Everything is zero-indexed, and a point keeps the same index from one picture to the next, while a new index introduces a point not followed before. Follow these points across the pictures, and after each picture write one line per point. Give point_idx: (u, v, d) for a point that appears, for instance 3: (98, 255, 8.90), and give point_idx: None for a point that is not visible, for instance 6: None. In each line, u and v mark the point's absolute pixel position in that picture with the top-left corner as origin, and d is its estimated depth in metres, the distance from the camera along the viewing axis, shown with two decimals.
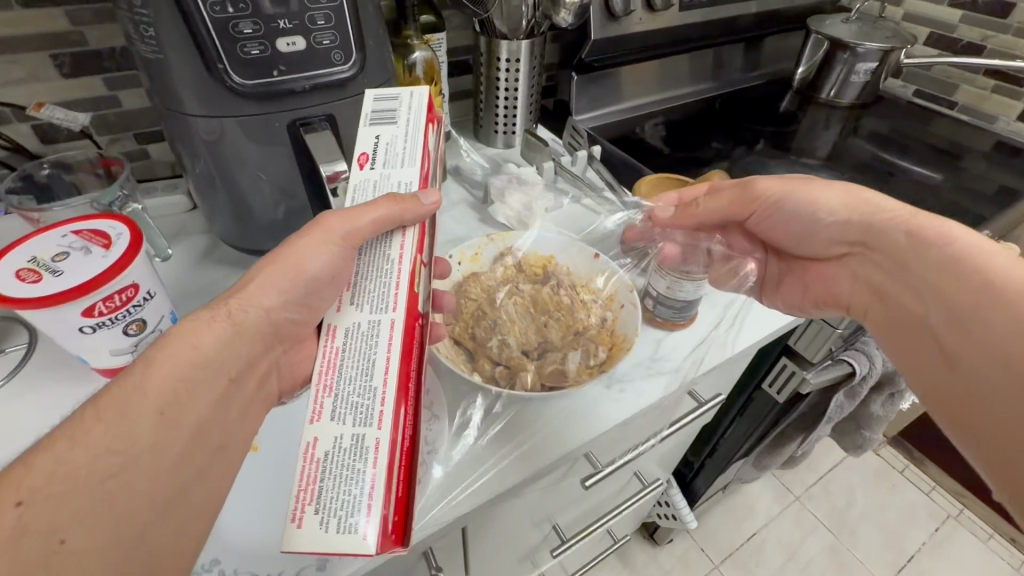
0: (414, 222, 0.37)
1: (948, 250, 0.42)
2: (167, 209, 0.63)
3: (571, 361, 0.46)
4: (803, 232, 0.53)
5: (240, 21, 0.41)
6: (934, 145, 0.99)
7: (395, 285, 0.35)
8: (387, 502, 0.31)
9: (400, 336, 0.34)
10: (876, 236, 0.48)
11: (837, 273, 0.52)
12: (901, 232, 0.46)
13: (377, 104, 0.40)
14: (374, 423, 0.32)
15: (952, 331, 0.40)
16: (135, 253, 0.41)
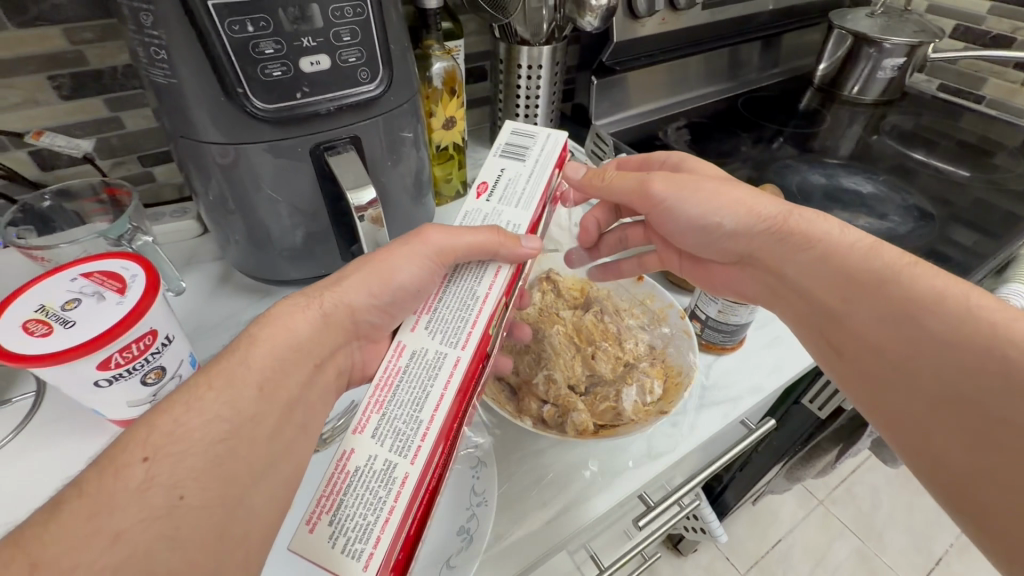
0: (508, 262, 0.37)
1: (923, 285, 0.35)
2: (177, 236, 0.59)
3: (626, 398, 0.42)
4: (698, 233, 0.46)
5: (261, 40, 0.37)
6: (964, 141, 0.96)
7: (470, 324, 0.35)
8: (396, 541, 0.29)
9: (461, 376, 0.34)
10: (794, 258, 0.41)
11: (738, 277, 0.46)
12: (832, 252, 0.39)
13: (513, 138, 0.42)
14: (410, 454, 0.31)
15: (906, 380, 0.35)
16: (153, 296, 0.38)
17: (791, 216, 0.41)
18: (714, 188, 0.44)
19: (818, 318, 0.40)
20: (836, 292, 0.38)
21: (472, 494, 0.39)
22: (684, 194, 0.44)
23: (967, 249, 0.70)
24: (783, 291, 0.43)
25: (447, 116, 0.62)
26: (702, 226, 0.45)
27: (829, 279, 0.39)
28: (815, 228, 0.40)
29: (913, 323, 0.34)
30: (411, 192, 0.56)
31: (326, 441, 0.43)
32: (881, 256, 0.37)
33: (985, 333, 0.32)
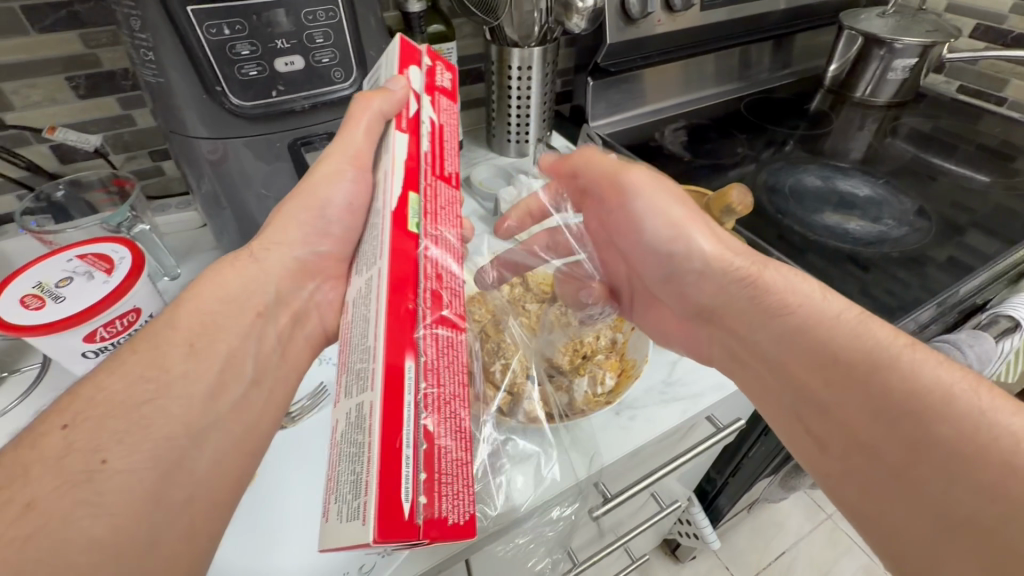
0: (392, 113, 0.36)
1: (896, 358, 0.32)
2: (179, 226, 0.64)
3: (578, 388, 0.45)
4: (664, 274, 0.46)
5: (237, 42, 0.40)
6: (981, 145, 0.92)
7: (382, 235, 0.30)
8: (393, 486, 0.24)
9: (388, 284, 0.28)
10: (759, 328, 0.39)
11: (707, 335, 0.45)
12: (799, 326, 0.37)
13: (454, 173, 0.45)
14: (369, 386, 0.26)
15: (907, 469, 0.30)
16: (136, 277, 0.41)
17: (756, 275, 0.40)
18: (656, 212, 0.44)
19: (790, 397, 0.37)
20: (818, 370, 0.35)
21: None
22: (637, 197, 0.44)
23: (970, 256, 0.67)
24: (748, 358, 0.41)
25: None
26: (669, 251, 0.44)
27: (811, 354, 0.36)
28: (790, 288, 0.38)
29: (890, 400, 0.31)
30: None
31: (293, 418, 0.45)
32: (863, 334, 0.34)
33: (930, 402, 0.30)
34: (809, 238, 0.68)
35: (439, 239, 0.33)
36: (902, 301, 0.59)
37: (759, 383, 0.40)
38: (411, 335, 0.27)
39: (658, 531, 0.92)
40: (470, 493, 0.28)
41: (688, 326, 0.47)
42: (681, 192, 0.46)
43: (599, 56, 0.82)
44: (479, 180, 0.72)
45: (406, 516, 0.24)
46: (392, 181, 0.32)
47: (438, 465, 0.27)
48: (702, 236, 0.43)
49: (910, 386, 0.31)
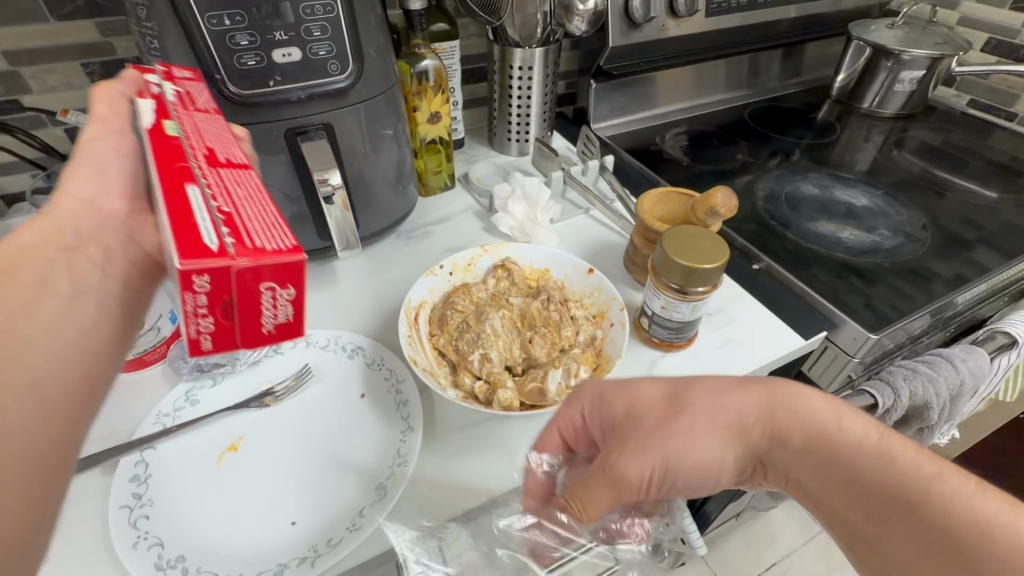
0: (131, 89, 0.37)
1: (924, 483, 0.32)
2: None
3: (551, 380, 0.44)
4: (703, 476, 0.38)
5: (237, 33, 0.42)
6: (988, 159, 0.91)
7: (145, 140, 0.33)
8: (201, 245, 0.27)
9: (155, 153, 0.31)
10: (803, 465, 0.36)
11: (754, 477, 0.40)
12: (839, 468, 0.34)
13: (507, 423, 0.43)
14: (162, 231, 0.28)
15: None
16: None
17: (786, 429, 0.36)
18: (669, 412, 0.37)
19: (839, 530, 0.36)
20: (871, 516, 0.33)
21: (396, 455, 0.42)
22: (641, 414, 0.37)
23: (968, 270, 0.67)
24: (786, 490, 0.39)
25: (432, 111, 0.66)
26: (704, 450, 0.37)
27: (855, 499, 0.34)
28: (810, 418, 0.36)
29: (928, 528, 0.31)
30: (391, 180, 0.59)
31: (277, 396, 0.47)
32: (893, 465, 0.33)
33: (973, 539, 0.30)
34: (803, 246, 0.68)
35: (197, 126, 0.35)
36: (893, 311, 0.59)
37: (806, 514, 0.38)
38: (177, 164, 0.30)
39: None
40: (289, 235, 0.30)
41: (724, 479, 0.42)
42: (660, 395, 0.38)
43: (601, 59, 0.83)
44: (478, 177, 0.74)
45: (223, 252, 0.27)
46: (142, 117, 0.34)
47: (242, 225, 0.29)
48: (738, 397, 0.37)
49: (948, 504, 0.31)
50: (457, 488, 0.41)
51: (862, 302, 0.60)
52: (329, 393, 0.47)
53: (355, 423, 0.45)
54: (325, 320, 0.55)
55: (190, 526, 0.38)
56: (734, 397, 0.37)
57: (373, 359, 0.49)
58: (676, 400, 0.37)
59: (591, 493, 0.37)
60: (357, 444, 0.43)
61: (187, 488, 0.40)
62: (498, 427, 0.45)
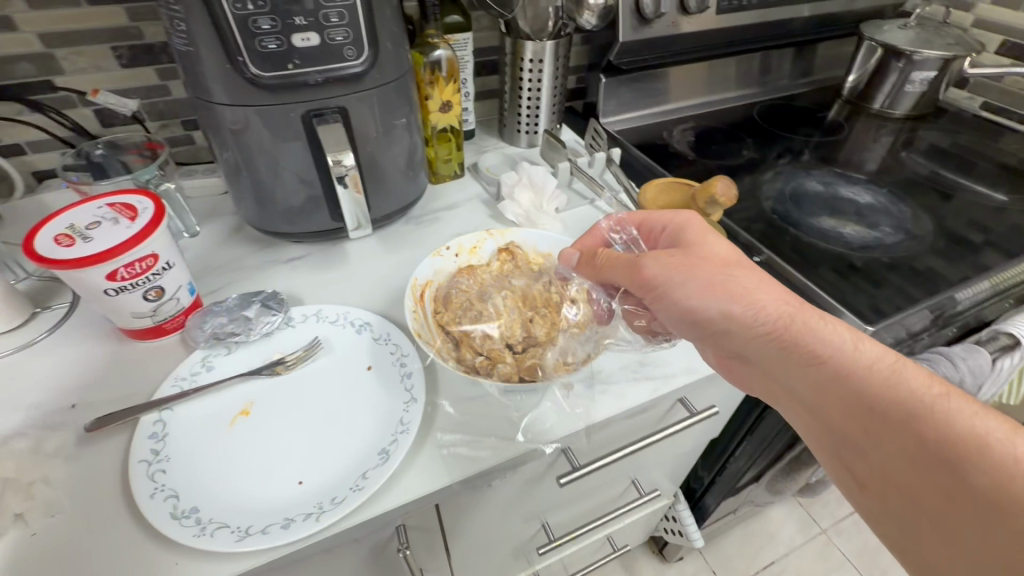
0: None
1: (915, 397, 0.34)
2: (204, 191, 0.69)
3: (549, 356, 0.47)
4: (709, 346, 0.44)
5: (259, 17, 0.44)
6: (997, 161, 0.91)
7: None
8: None
9: None
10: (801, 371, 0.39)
11: (748, 376, 0.44)
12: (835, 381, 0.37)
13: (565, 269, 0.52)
14: None
15: (907, 494, 0.34)
16: (159, 224, 0.46)
17: (800, 341, 0.39)
18: (700, 284, 0.42)
19: (833, 445, 0.38)
20: (862, 418, 0.36)
21: (398, 424, 0.44)
22: (676, 286, 0.43)
23: (969, 269, 0.68)
24: (785, 399, 0.41)
25: (443, 100, 0.67)
26: (724, 335, 0.42)
27: (849, 402, 0.36)
28: (819, 338, 0.38)
29: (913, 435, 0.34)
30: (401, 166, 0.61)
31: (289, 365, 0.49)
32: (886, 382, 0.35)
33: (965, 451, 0.32)
34: (804, 241, 0.69)
35: None
36: (891, 306, 0.60)
37: (803, 421, 0.40)
38: None
39: (641, 524, 0.93)
40: None
41: (726, 363, 0.46)
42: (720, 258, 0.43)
43: (612, 54, 0.84)
44: (487, 167, 0.76)
45: None
46: None
47: None
48: (762, 298, 0.41)
49: (931, 410, 0.34)
50: (456, 453, 0.43)
51: (860, 296, 0.61)
52: (338, 365, 0.50)
53: (361, 394, 0.47)
54: (335, 297, 0.57)
55: (203, 480, 0.40)
56: (755, 298, 0.40)
57: (380, 334, 0.51)
58: (690, 260, 0.43)
59: (609, 269, 0.47)
60: (363, 413, 0.45)
61: (200, 451, 0.42)
62: (497, 401, 0.46)
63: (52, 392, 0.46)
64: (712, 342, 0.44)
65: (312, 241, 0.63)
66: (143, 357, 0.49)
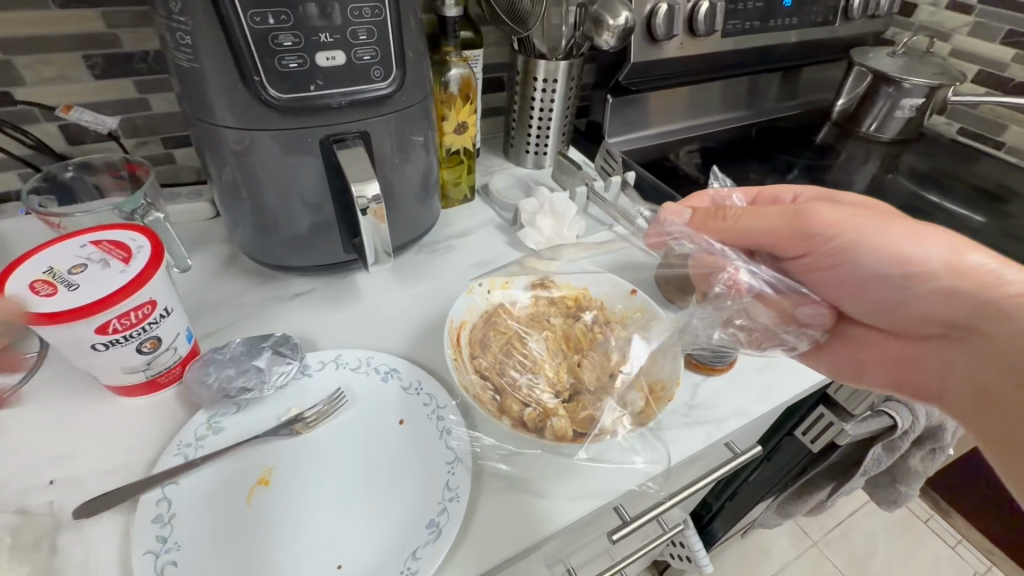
0: None
1: None
2: (190, 216, 0.61)
3: (607, 408, 0.43)
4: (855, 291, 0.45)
5: (280, 33, 0.39)
6: (977, 185, 0.94)
7: None
8: None
9: None
10: (970, 313, 0.40)
11: (938, 355, 0.44)
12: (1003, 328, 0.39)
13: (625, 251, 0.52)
14: None
15: None
16: (157, 267, 0.39)
17: (972, 288, 0.39)
18: (870, 237, 0.41)
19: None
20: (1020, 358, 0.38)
21: (445, 489, 0.39)
22: (846, 232, 0.42)
23: None
24: (980, 367, 0.41)
25: (459, 121, 0.64)
26: (884, 277, 0.42)
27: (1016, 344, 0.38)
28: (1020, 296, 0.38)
29: None
30: (418, 192, 0.56)
31: (308, 424, 0.43)
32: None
33: None
34: None
35: None
36: None
37: (999, 389, 0.40)
38: None
39: (649, 554, 0.89)
40: None
41: (918, 343, 0.45)
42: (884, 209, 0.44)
43: (622, 73, 0.83)
44: (498, 190, 0.71)
45: None
46: None
47: None
48: (940, 245, 0.41)
49: None
50: (509, 517, 0.39)
51: None
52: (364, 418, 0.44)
53: (395, 453, 0.42)
54: (351, 337, 0.51)
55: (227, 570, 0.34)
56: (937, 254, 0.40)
57: (410, 383, 0.46)
58: (865, 210, 0.42)
59: (748, 219, 0.44)
60: (400, 476, 0.41)
61: (220, 532, 0.36)
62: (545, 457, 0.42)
63: (24, 465, 0.39)
64: (906, 309, 0.43)
65: (319, 273, 0.57)
66: (131, 417, 0.43)
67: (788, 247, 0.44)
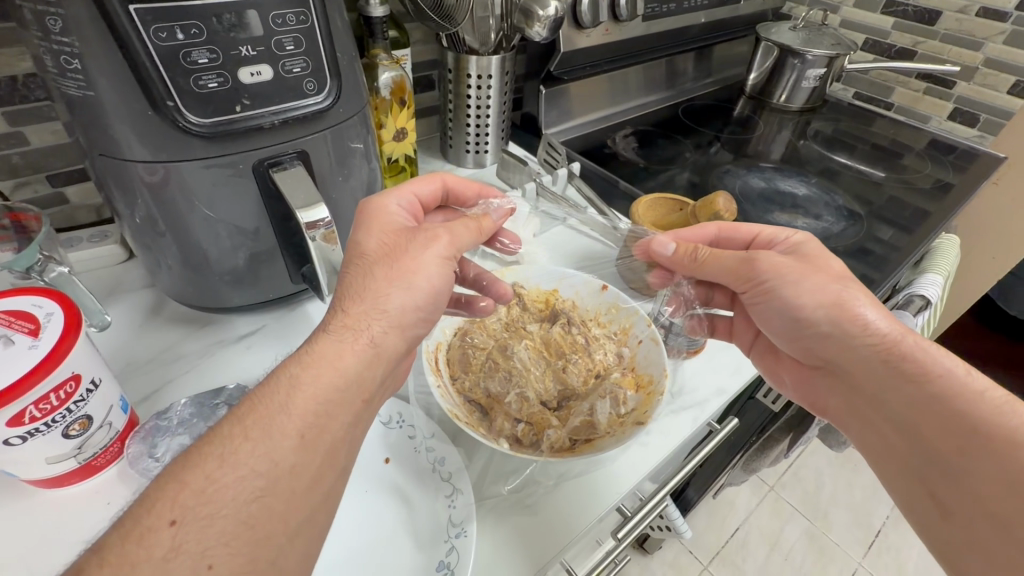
0: None
1: (910, 354, 0.39)
2: (98, 261, 0.54)
3: (600, 410, 0.42)
4: (812, 335, 0.43)
5: (193, 49, 0.34)
6: (877, 144, 1.02)
7: None
8: None
9: None
10: (840, 353, 0.42)
11: (826, 384, 0.46)
12: (941, 396, 0.37)
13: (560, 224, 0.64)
14: None
15: (908, 451, 0.38)
16: (74, 338, 0.34)
17: (849, 311, 0.41)
18: (815, 287, 0.42)
19: (857, 407, 0.42)
20: (930, 423, 0.37)
21: (450, 525, 0.37)
22: (782, 284, 0.44)
23: (897, 250, 0.74)
24: (845, 388, 0.43)
25: (398, 128, 0.60)
26: (833, 322, 0.42)
27: (918, 408, 0.38)
28: (856, 304, 0.41)
29: (914, 395, 0.38)
30: None
31: None
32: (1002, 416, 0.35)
33: (960, 401, 0.36)
34: None
35: None
36: None
37: (856, 407, 0.43)
38: None
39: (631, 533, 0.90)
40: None
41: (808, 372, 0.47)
42: (836, 271, 0.43)
43: (552, 63, 0.83)
44: None
45: None
46: None
47: None
48: (858, 297, 0.41)
49: (929, 361, 0.38)
50: (526, 531, 0.38)
51: None
52: None
53: (388, 497, 0.39)
54: None
55: None
56: (861, 309, 0.41)
57: (390, 417, 0.44)
58: (815, 266, 0.43)
59: (712, 261, 0.47)
60: (400, 517, 0.38)
61: None
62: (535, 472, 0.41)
63: None
64: (776, 321, 0.46)
65: (268, 307, 0.53)
66: (63, 511, 0.37)
67: (742, 283, 0.47)
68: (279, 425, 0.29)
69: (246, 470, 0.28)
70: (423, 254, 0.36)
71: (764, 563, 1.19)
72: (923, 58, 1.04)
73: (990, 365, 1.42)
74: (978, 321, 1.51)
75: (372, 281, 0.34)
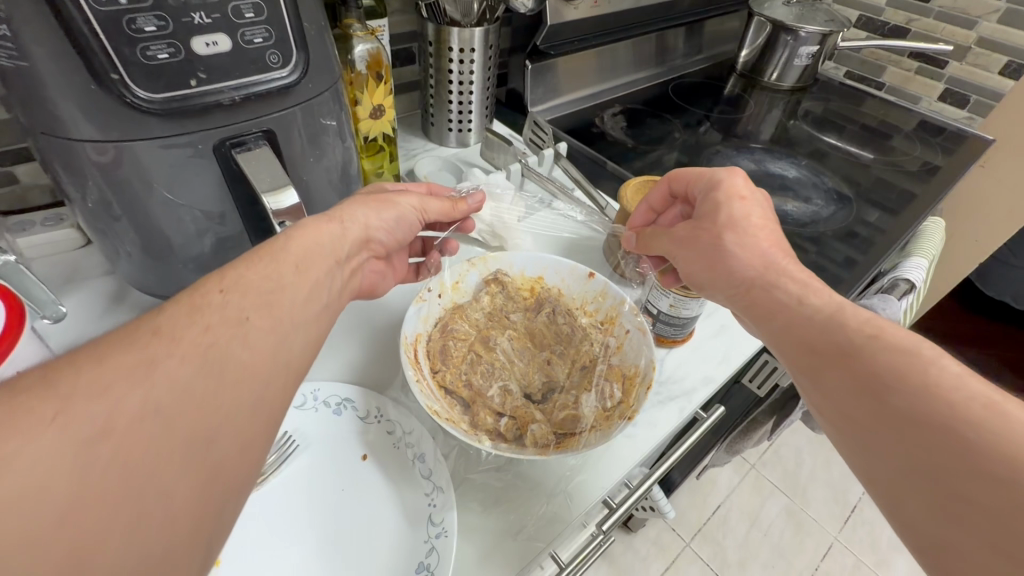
0: None
1: (763, 286, 0.38)
2: (53, 246, 0.51)
3: (586, 404, 0.41)
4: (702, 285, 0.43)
5: (137, 15, 0.31)
6: (866, 124, 1.00)
7: None
8: None
9: None
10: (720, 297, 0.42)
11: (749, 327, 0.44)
12: (793, 322, 0.36)
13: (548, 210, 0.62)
14: None
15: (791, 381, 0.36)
16: (13, 342, 0.31)
17: (713, 257, 0.41)
18: (687, 241, 0.43)
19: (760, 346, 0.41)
20: (793, 355, 0.35)
21: (430, 524, 0.36)
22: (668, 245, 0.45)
23: (885, 234, 0.74)
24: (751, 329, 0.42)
25: (374, 105, 0.57)
26: (706, 269, 0.42)
27: (779, 343, 0.36)
28: (714, 247, 0.41)
29: (777, 325, 0.37)
30: (338, 187, 0.49)
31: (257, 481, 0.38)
32: (843, 322, 0.33)
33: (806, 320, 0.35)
34: None
35: None
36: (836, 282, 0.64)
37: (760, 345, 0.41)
38: None
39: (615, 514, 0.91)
40: None
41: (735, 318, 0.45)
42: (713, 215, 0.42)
43: (538, 37, 0.79)
44: (425, 174, 0.68)
45: None
46: None
47: None
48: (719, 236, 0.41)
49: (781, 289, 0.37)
50: (510, 528, 0.37)
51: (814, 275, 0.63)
52: (322, 458, 0.39)
53: (366, 495, 0.38)
54: None
55: None
56: (719, 252, 0.41)
57: (367, 412, 0.42)
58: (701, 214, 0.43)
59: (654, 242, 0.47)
60: (378, 515, 0.37)
61: None
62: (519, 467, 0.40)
63: None
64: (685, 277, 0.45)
65: None
66: None
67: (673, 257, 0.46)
68: (161, 365, 0.23)
69: (107, 408, 0.21)
70: (401, 198, 0.43)
71: (744, 538, 1.22)
72: (916, 37, 1.02)
73: (966, 346, 1.45)
74: (959, 303, 1.53)
75: (352, 203, 0.40)
